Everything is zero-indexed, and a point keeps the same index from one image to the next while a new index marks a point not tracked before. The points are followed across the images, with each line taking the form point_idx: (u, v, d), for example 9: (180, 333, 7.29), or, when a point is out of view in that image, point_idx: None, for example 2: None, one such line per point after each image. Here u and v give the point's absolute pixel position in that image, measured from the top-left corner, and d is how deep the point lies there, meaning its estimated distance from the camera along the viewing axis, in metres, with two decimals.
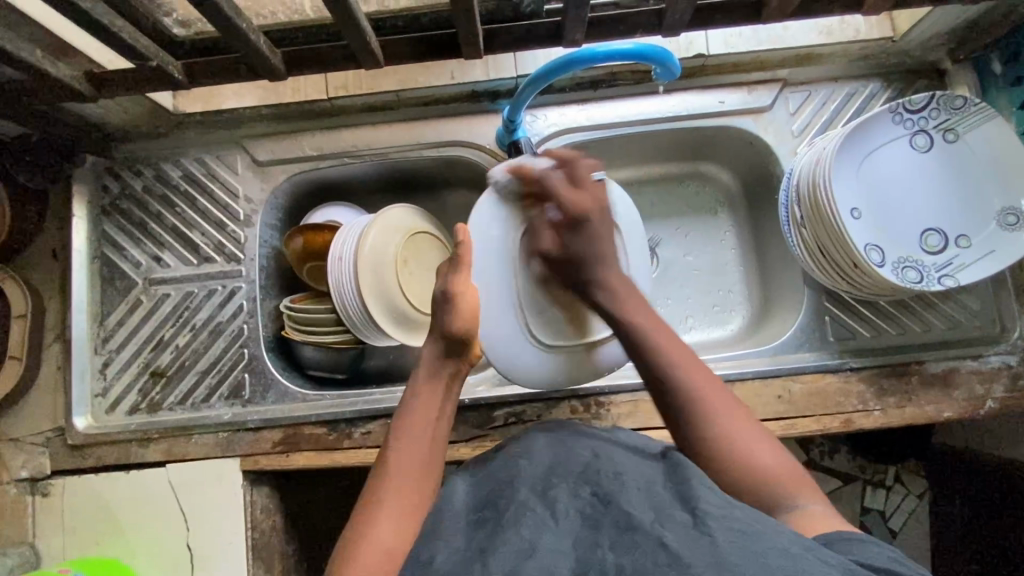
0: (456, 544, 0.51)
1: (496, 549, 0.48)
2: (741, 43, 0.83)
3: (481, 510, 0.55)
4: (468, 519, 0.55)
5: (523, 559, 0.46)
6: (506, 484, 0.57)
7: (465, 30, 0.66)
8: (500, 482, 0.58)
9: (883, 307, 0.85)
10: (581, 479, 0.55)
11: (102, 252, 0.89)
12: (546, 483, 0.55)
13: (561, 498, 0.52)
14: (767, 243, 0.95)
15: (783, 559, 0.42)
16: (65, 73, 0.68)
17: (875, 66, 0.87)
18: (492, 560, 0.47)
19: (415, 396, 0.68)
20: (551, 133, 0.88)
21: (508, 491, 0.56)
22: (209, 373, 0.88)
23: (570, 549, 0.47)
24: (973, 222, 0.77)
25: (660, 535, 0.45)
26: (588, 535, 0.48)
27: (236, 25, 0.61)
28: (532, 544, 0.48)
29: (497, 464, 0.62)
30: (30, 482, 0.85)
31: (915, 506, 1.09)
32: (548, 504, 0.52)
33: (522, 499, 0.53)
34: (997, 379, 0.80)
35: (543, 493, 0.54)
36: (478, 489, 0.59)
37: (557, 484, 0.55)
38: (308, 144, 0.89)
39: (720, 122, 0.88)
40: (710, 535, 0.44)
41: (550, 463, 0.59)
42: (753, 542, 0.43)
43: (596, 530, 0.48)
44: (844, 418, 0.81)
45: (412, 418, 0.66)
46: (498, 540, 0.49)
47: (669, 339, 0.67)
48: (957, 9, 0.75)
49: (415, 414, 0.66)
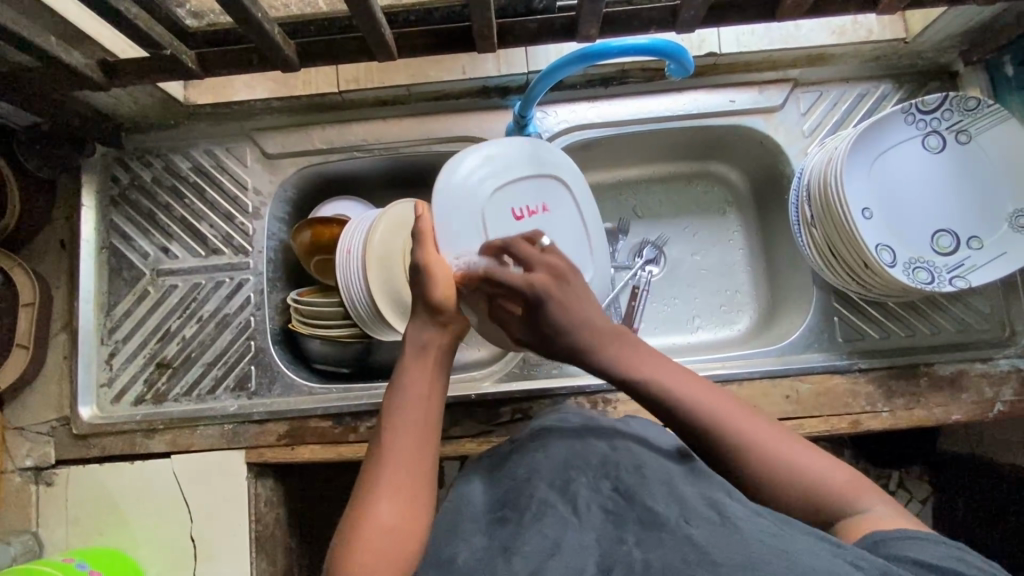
0: (477, 542, 0.50)
1: (519, 548, 0.47)
2: (753, 41, 0.83)
3: (501, 510, 0.54)
4: (487, 519, 0.54)
5: (546, 558, 0.45)
6: (523, 480, 0.57)
7: (479, 23, 0.66)
8: (517, 480, 0.57)
9: (892, 309, 0.84)
10: (600, 473, 0.55)
11: (110, 243, 0.89)
12: (566, 479, 0.55)
13: (582, 492, 0.53)
14: (776, 243, 0.95)
15: (815, 562, 0.40)
16: (77, 60, 0.68)
17: (887, 67, 0.87)
18: (516, 559, 0.46)
19: (407, 370, 0.64)
20: (560, 130, 0.88)
21: (524, 486, 0.56)
22: (216, 365, 0.87)
23: (594, 545, 0.47)
24: (985, 223, 0.77)
25: (688, 533, 0.45)
26: (612, 533, 0.48)
27: (251, 14, 0.61)
28: (556, 542, 0.47)
29: (514, 463, 0.61)
30: (35, 471, 0.85)
31: (919, 510, 1.09)
32: (569, 501, 0.52)
33: (542, 496, 0.53)
34: (1007, 382, 0.80)
35: (564, 488, 0.54)
36: (492, 484, 0.59)
37: (578, 477, 0.55)
38: (318, 137, 0.89)
39: (732, 120, 0.88)
40: (739, 533, 0.44)
41: (567, 457, 0.58)
42: (785, 544, 0.42)
43: (621, 526, 0.48)
44: (851, 419, 0.80)
45: (406, 389, 0.62)
46: (521, 539, 0.48)
47: (668, 373, 0.61)
48: (971, 10, 0.75)
49: (413, 390, 0.62)
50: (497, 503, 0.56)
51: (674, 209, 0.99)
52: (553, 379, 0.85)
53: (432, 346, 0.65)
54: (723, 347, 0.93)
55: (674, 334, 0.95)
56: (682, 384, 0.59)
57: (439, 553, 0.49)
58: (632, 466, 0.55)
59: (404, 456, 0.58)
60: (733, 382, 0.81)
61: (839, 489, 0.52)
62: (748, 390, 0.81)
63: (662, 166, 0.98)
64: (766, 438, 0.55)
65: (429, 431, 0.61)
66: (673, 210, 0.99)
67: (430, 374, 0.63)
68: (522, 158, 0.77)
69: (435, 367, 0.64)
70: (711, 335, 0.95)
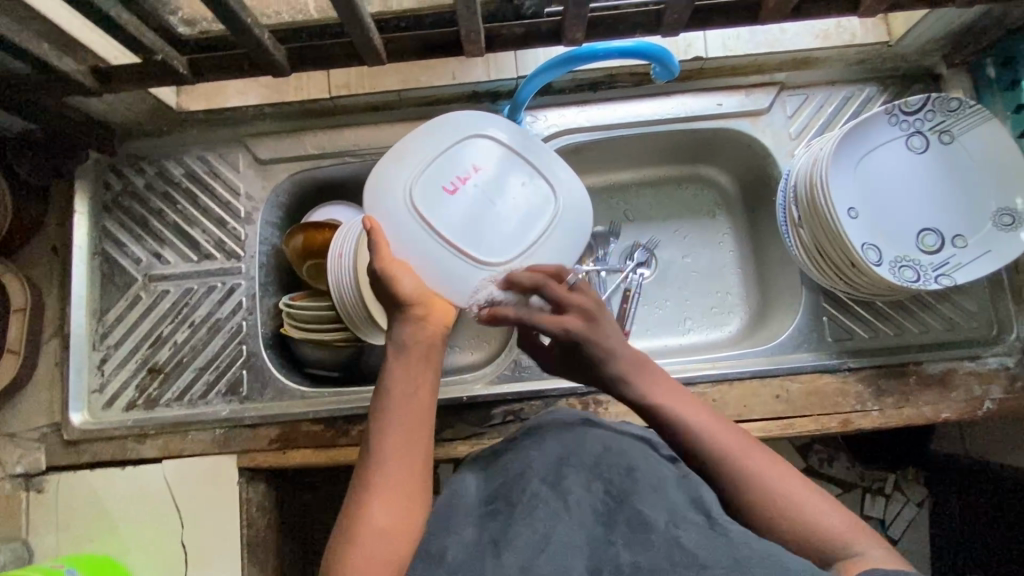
0: (468, 536, 0.50)
1: (509, 543, 0.48)
2: (739, 45, 0.84)
3: (492, 502, 0.55)
4: (480, 512, 0.54)
5: (537, 555, 0.46)
6: (516, 476, 0.56)
7: (467, 28, 0.67)
8: (511, 475, 0.57)
9: (881, 309, 0.85)
10: (593, 472, 0.55)
11: (102, 248, 0.90)
12: (558, 474, 0.55)
13: (574, 490, 0.52)
14: (765, 245, 0.95)
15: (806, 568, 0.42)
16: (70, 66, 0.69)
17: (871, 70, 0.88)
18: (506, 554, 0.47)
19: (393, 366, 0.60)
20: (551, 134, 0.88)
21: (517, 481, 0.55)
22: (207, 370, 0.87)
23: (582, 544, 0.47)
24: (970, 223, 0.78)
25: (676, 536, 0.46)
26: (600, 532, 0.48)
27: (241, 19, 0.62)
28: (546, 536, 0.47)
29: (507, 456, 0.61)
30: (25, 478, 0.84)
31: (915, 515, 1.08)
32: (561, 497, 0.52)
33: (534, 491, 0.53)
34: (995, 380, 0.81)
35: (555, 484, 0.53)
36: (489, 480, 0.59)
37: (569, 475, 0.54)
38: (310, 142, 0.90)
39: (719, 123, 0.89)
40: (727, 536, 0.45)
41: (560, 453, 0.58)
42: (772, 548, 0.43)
43: (609, 527, 0.49)
44: (842, 418, 0.81)
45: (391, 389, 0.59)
46: (511, 532, 0.49)
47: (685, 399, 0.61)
48: (952, 13, 0.76)
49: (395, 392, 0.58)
50: (486, 503, 0.56)
51: (664, 212, 1.00)
52: (545, 381, 0.85)
53: (414, 340, 0.60)
54: (714, 349, 0.93)
55: (665, 335, 0.95)
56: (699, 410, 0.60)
57: (436, 553, 0.48)
58: (628, 468, 0.55)
59: (396, 460, 0.55)
60: (723, 382, 0.82)
61: (835, 528, 0.51)
62: (738, 390, 0.81)
63: (652, 169, 0.99)
64: (774, 474, 0.54)
65: (419, 433, 0.58)
66: (663, 213, 1.00)
67: (419, 367, 0.59)
68: (431, 137, 0.68)
69: (425, 359, 0.60)
70: (702, 337, 0.95)
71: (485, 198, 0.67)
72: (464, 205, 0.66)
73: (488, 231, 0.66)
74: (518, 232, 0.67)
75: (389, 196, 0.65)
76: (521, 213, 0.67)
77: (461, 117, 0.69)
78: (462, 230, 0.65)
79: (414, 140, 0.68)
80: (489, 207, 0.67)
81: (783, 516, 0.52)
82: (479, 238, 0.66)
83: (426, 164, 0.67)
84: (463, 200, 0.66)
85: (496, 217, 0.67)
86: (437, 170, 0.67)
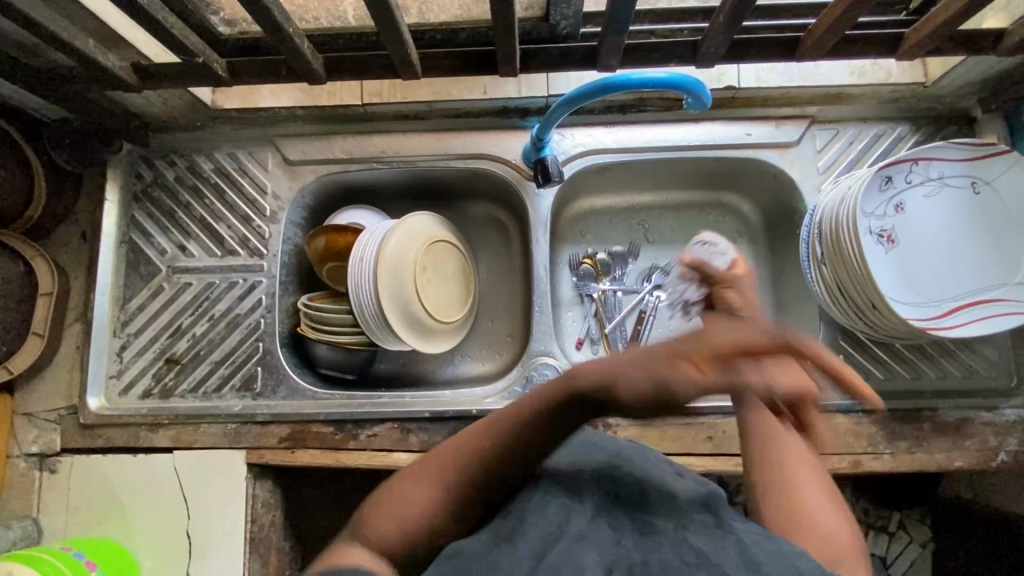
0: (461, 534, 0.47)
1: (520, 539, 0.44)
2: (771, 78, 0.84)
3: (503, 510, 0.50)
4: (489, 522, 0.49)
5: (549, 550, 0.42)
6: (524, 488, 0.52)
7: (504, 49, 0.67)
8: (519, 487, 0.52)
9: (899, 351, 0.84)
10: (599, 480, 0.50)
11: (129, 237, 0.91)
12: (563, 481, 0.50)
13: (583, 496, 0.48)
14: (784, 278, 0.95)
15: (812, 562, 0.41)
16: (114, 63, 0.70)
17: (905, 109, 0.88)
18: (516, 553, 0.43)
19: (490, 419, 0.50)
20: (577, 153, 0.89)
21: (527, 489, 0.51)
22: (223, 364, 0.88)
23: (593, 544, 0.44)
24: (998, 272, 0.77)
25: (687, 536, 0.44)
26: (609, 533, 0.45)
27: (283, 28, 0.63)
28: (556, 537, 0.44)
29: None
30: (40, 458, 0.86)
31: (917, 556, 1.05)
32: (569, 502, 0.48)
33: (539, 497, 0.48)
34: (1011, 432, 0.80)
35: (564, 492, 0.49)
36: None
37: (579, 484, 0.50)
38: (339, 147, 0.91)
39: (747, 153, 0.88)
40: (736, 535, 0.43)
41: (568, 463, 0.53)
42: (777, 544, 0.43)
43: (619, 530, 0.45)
44: (852, 459, 0.80)
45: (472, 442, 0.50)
46: (519, 534, 0.45)
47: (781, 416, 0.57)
48: (989, 61, 0.76)
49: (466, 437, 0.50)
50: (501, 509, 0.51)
51: (684, 236, 1.00)
52: None
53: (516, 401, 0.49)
54: None
55: None
56: (785, 418, 0.57)
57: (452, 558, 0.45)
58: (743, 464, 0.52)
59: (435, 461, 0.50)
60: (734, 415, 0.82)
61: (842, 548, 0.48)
62: None
63: (675, 193, 0.99)
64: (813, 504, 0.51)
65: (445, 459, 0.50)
66: (684, 238, 1.00)
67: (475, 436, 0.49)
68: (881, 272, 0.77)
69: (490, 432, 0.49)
70: None
71: (958, 270, 0.78)
72: (907, 246, 0.79)
73: (964, 253, 0.78)
74: (964, 235, 0.78)
75: (909, 295, 0.78)
76: (995, 260, 0.77)
77: (892, 286, 0.77)
78: (906, 235, 0.79)
79: (890, 276, 0.78)
80: (941, 284, 0.78)
81: (802, 524, 0.50)
82: (954, 259, 0.78)
83: (916, 280, 0.78)
84: (915, 252, 0.79)
85: (987, 259, 0.78)
86: (878, 242, 0.78)
